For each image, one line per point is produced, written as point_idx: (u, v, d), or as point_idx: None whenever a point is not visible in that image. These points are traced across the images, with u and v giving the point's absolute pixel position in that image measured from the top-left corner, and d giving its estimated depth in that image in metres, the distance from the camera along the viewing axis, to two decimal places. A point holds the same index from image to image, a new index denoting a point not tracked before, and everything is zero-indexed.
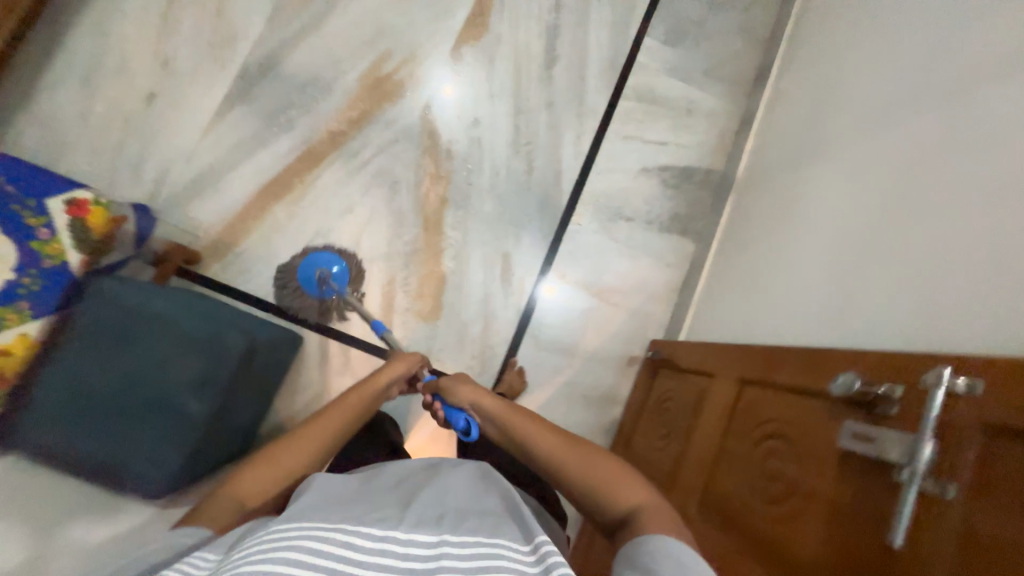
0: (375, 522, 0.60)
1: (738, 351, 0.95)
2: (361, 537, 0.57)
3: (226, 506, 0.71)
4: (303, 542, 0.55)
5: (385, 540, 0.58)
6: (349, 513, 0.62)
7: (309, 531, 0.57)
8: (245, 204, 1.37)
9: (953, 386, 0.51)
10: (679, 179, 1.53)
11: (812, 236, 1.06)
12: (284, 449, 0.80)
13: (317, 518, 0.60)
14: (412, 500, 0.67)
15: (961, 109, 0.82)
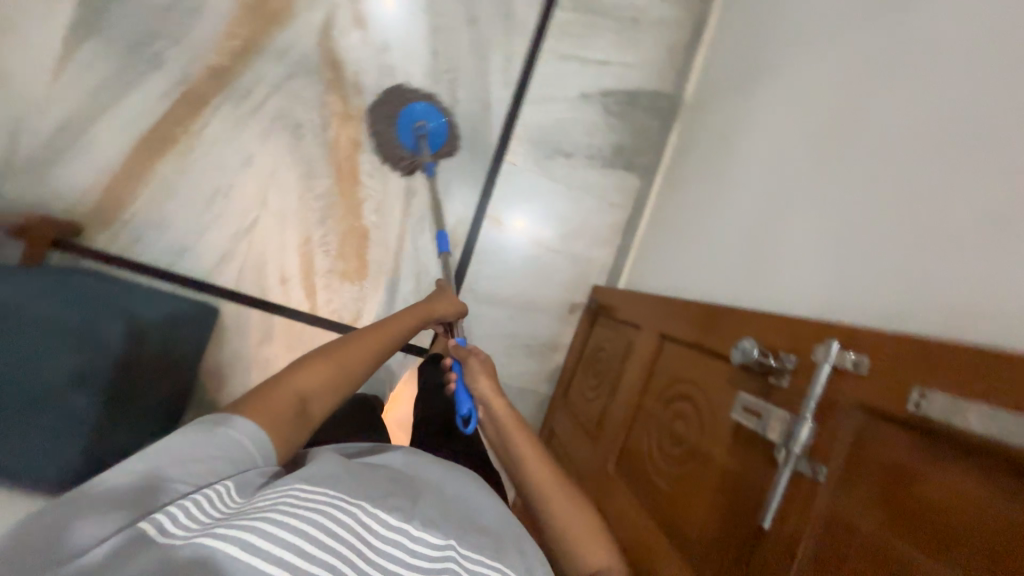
0: (393, 508, 0.53)
1: (661, 303, 0.91)
2: (372, 527, 0.50)
3: (282, 401, 0.61)
4: (322, 514, 0.48)
5: (398, 532, 0.51)
6: (369, 486, 0.56)
7: (327, 504, 0.50)
8: (122, 162, 1.19)
9: (839, 364, 0.47)
10: (624, 105, 1.37)
11: (745, 170, 0.95)
12: (351, 354, 0.71)
13: (335, 486, 0.53)
14: (424, 490, 0.60)
15: None
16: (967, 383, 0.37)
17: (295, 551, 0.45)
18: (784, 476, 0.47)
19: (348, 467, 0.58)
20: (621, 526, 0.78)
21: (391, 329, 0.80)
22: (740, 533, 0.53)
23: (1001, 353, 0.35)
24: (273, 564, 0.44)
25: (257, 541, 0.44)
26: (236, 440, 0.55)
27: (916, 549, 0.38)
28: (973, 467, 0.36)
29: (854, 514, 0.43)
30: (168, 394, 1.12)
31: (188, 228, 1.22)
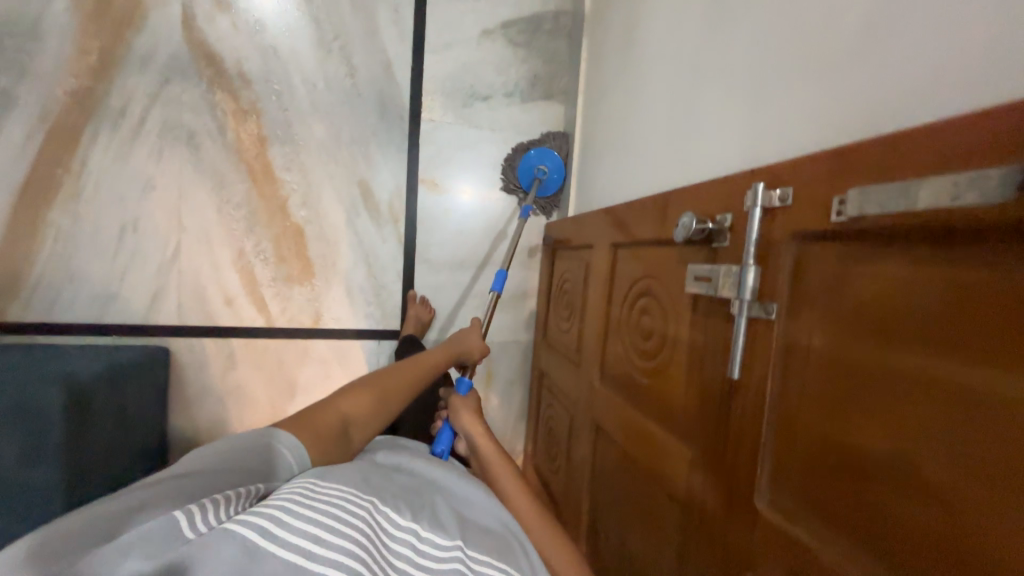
0: (406, 517, 0.64)
1: (608, 215, 0.90)
2: (384, 533, 0.60)
3: (328, 418, 0.73)
4: (345, 507, 0.57)
5: (406, 535, 0.62)
6: (383, 496, 0.66)
7: (349, 501, 0.58)
8: (6, 222, 1.07)
9: (768, 202, 0.47)
10: (527, 33, 1.32)
11: (653, 62, 0.93)
12: (388, 382, 0.85)
13: (353, 488, 0.62)
14: (431, 499, 0.72)
15: None
16: (873, 170, 0.37)
17: (320, 535, 0.52)
18: (741, 323, 0.49)
19: (364, 478, 0.67)
20: (615, 434, 0.81)
21: (422, 365, 0.93)
22: (717, 392, 0.54)
23: (900, 133, 0.35)
24: (297, 546, 0.50)
25: (288, 525, 0.51)
26: (282, 451, 0.64)
27: (873, 347, 0.38)
28: (902, 248, 0.36)
29: (814, 336, 0.43)
30: (140, 447, 1.07)
31: (107, 274, 1.13)
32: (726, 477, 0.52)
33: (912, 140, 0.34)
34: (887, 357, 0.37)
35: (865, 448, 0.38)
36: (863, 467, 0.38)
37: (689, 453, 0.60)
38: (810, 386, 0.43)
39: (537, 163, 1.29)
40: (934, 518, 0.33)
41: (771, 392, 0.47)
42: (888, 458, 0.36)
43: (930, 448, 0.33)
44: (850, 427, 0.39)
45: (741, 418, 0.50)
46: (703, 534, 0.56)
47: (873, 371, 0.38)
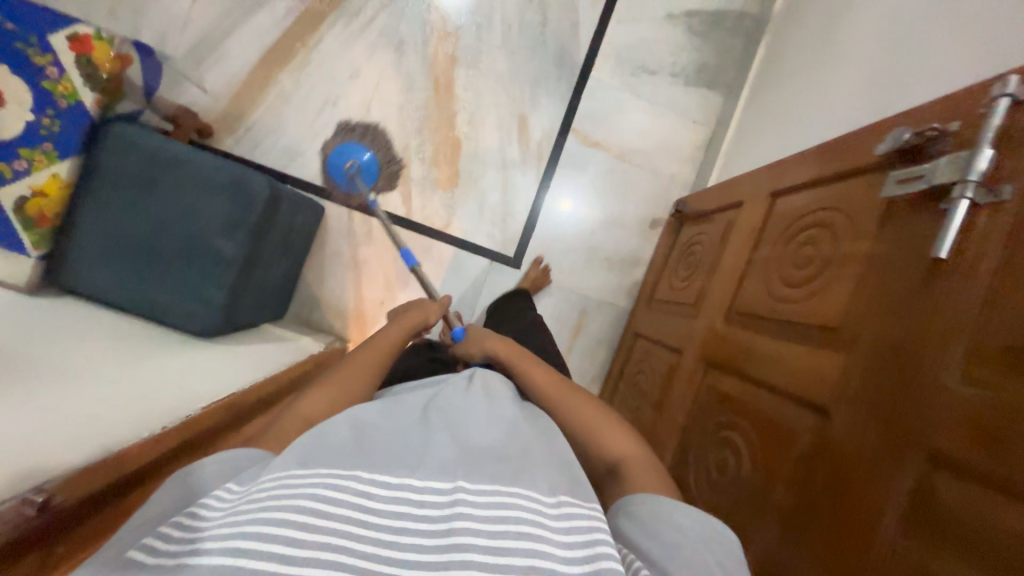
0: (399, 467, 0.50)
1: (771, 170, 0.92)
2: (376, 487, 0.47)
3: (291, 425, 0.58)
4: (314, 493, 0.44)
5: (399, 490, 0.47)
6: (365, 448, 0.51)
7: (318, 480, 0.46)
8: (249, 72, 1.32)
9: (1020, 93, 0.48)
10: (709, 26, 1.38)
11: (851, 43, 0.94)
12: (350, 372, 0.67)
13: (327, 462, 0.48)
14: (431, 429, 0.55)
15: None
16: None
17: (291, 537, 0.41)
18: (961, 205, 0.49)
19: (344, 430, 0.53)
20: (733, 365, 0.80)
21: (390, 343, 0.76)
22: (901, 286, 0.54)
23: None
24: (270, 552, 0.39)
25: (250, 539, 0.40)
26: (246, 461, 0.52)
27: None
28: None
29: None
30: (282, 272, 1.19)
31: (301, 135, 1.34)
32: (897, 367, 0.51)
33: None
34: None
35: None
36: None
37: (842, 357, 0.58)
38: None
39: (350, 156, 1.25)
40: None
41: (982, 271, 0.46)
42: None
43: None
44: None
45: (932, 302, 0.50)
46: (849, 434, 0.53)
47: None
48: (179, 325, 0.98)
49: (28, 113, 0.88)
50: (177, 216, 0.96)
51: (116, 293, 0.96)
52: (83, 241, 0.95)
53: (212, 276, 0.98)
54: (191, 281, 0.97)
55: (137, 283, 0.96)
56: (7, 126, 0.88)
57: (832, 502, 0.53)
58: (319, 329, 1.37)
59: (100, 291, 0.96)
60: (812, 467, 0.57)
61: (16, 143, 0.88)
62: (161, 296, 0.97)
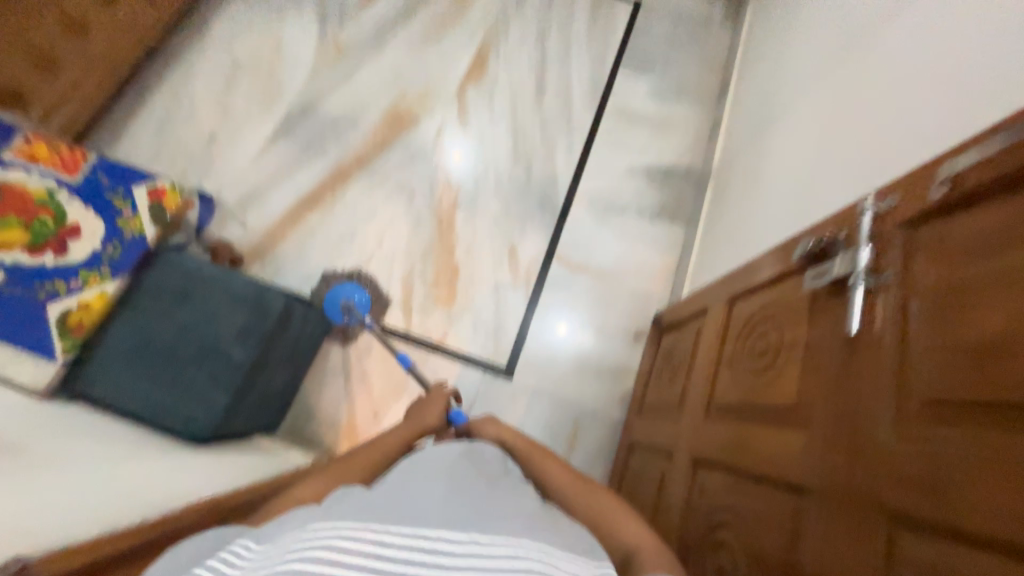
0: (410, 516, 0.49)
1: (724, 280, 1.06)
2: (388, 536, 0.46)
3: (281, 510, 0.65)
4: (329, 543, 0.45)
5: (413, 539, 0.46)
6: (379, 502, 0.51)
7: (331, 533, 0.47)
8: (284, 215, 1.58)
9: (878, 207, 0.63)
10: (663, 176, 1.69)
11: (772, 184, 1.17)
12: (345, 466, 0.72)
13: (341, 516, 0.49)
14: (445, 484, 0.54)
15: (862, 63, 0.98)
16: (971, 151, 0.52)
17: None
18: (859, 287, 0.59)
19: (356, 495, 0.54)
20: (715, 455, 0.81)
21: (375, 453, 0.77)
22: (833, 360, 0.62)
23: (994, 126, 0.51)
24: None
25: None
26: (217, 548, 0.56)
27: (976, 264, 0.49)
28: (987, 199, 0.50)
29: (924, 278, 0.54)
30: (285, 382, 1.25)
31: (321, 262, 1.54)
32: (849, 430, 0.55)
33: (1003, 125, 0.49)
34: (1001, 271, 0.46)
35: (981, 349, 0.46)
36: (987, 353, 0.45)
37: (801, 430, 0.63)
38: (928, 316, 0.52)
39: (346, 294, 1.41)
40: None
41: (887, 339, 0.55)
42: (1005, 335, 0.44)
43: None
44: (968, 338, 0.47)
45: (860, 369, 0.57)
46: (821, 504, 0.55)
47: (991, 294, 0.46)
48: (179, 430, 1.02)
49: (96, 242, 1.06)
50: (199, 326, 1.08)
51: (127, 397, 1.03)
52: (110, 348, 1.05)
53: (219, 381, 1.05)
54: (199, 385, 1.04)
55: (149, 387, 1.03)
56: (77, 253, 1.05)
57: None
58: (310, 443, 1.38)
59: (111, 395, 1.02)
60: (797, 549, 0.57)
61: (78, 266, 1.04)
62: (166, 401, 1.03)
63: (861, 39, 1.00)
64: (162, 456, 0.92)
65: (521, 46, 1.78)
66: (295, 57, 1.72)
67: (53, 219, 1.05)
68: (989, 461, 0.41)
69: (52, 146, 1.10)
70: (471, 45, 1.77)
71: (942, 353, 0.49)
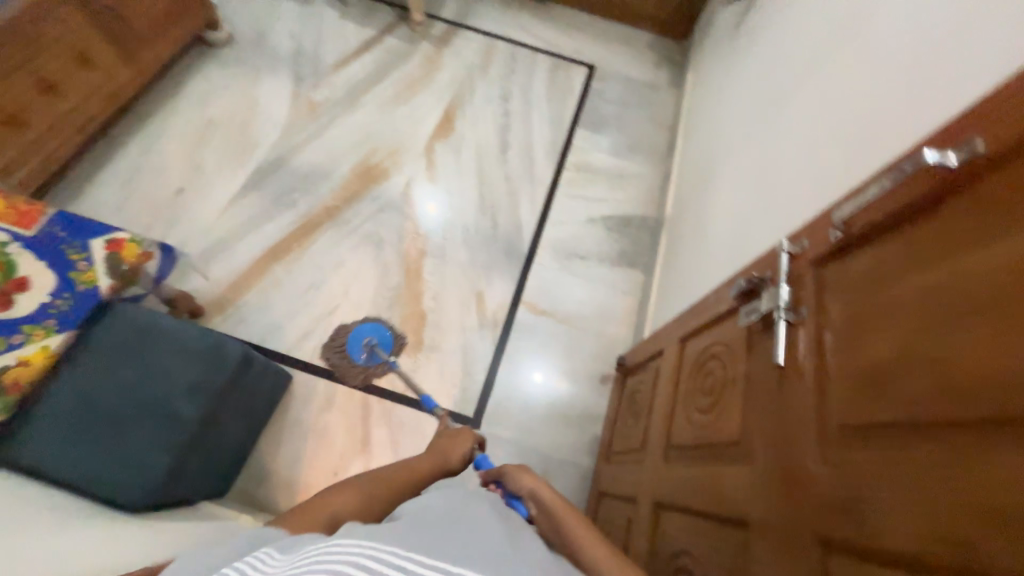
0: (430, 547, 0.47)
1: (676, 320, 1.12)
2: (406, 561, 0.45)
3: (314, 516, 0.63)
4: (350, 557, 0.45)
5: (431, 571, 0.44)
6: (403, 531, 0.50)
7: (353, 550, 0.46)
8: (249, 266, 1.58)
9: (793, 249, 0.70)
10: (621, 225, 1.80)
11: (714, 231, 1.27)
12: (376, 483, 0.72)
13: (365, 536, 0.48)
14: (469, 526, 0.52)
15: (779, 126, 1.11)
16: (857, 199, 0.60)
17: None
18: (781, 323, 0.65)
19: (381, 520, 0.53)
20: (674, 495, 0.82)
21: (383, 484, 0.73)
22: (768, 391, 0.66)
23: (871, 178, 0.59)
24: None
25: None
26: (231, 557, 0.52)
27: (871, 297, 0.55)
28: (875, 239, 0.57)
29: (834, 311, 0.60)
30: (238, 438, 1.20)
31: (284, 312, 1.53)
32: (785, 459, 0.58)
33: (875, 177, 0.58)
34: (893, 302, 0.52)
35: (881, 373, 0.50)
36: (886, 377, 0.49)
37: (746, 463, 0.65)
38: (840, 345, 0.57)
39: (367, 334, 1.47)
40: (933, 376, 0.44)
41: (809, 368, 0.60)
42: (897, 358, 0.49)
43: (922, 333, 0.47)
44: (871, 363, 0.52)
45: (791, 398, 0.61)
46: (767, 537, 0.56)
47: (886, 323, 0.52)
48: (113, 496, 0.96)
49: (44, 295, 1.04)
50: (145, 381, 1.04)
51: (60, 460, 0.96)
52: (47, 408, 1.00)
53: (164, 439, 1.00)
54: (141, 445, 0.99)
55: (86, 448, 0.97)
56: (22, 307, 1.02)
57: None
58: (262, 507, 1.29)
59: (43, 459, 0.96)
60: None
61: (21, 320, 1.01)
62: (102, 464, 0.97)
63: (778, 107, 1.14)
64: (84, 527, 0.85)
65: (486, 109, 1.92)
66: (269, 117, 1.80)
67: (1, 271, 1.03)
68: (896, 478, 0.44)
69: (9, 201, 1.10)
70: (439, 108, 1.90)
71: (852, 378, 0.54)
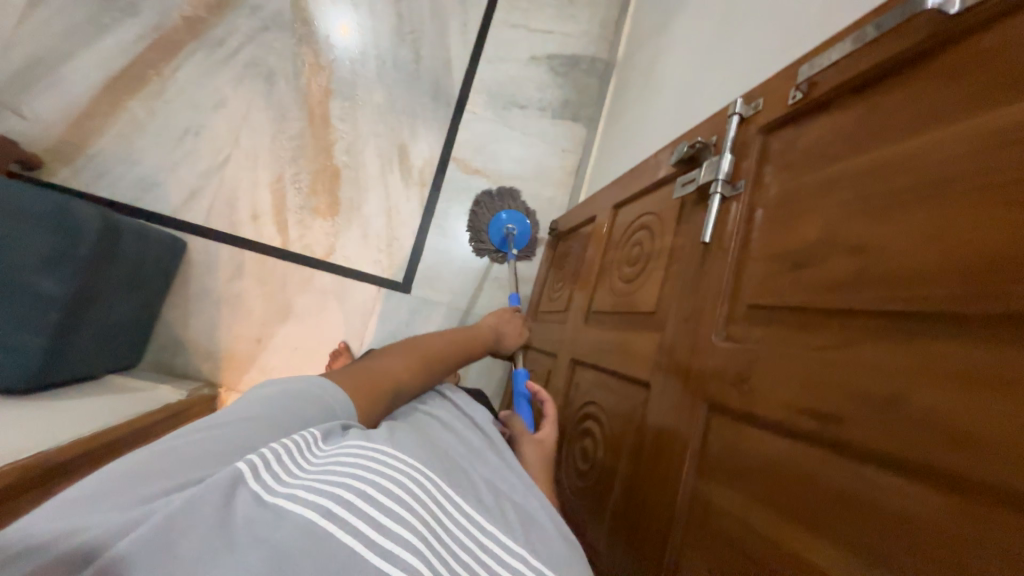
0: (469, 501, 0.44)
1: (613, 185, 1.05)
2: (451, 507, 0.41)
3: (379, 382, 0.56)
4: (406, 477, 0.39)
5: (470, 523, 0.41)
6: (442, 466, 0.46)
7: (410, 470, 0.40)
8: (89, 100, 1.21)
9: (744, 111, 0.63)
10: (567, 67, 1.55)
11: (667, 82, 1.12)
12: (426, 348, 0.68)
13: (414, 454, 0.43)
14: (490, 486, 0.50)
15: None
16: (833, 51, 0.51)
17: (380, 518, 0.34)
18: (716, 198, 0.62)
19: (421, 440, 0.48)
20: (589, 356, 0.88)
21: (422, 359, 0.66)
22: (689, 267, 0.65)
23: (850, 26, 0.50)
24: (357, 528, 0.33)
25: (349, 501, 0.34)
26: (289, 419, 0.44)
27: (812, 175, 0.51)
28: (836, 105, 0.50)
29: (772, 186, 0.56)
30: (129, 312, 1.09)
31: (157, 166, 1.25)
32: (694, 332, 0.60)
33: (859, 24, 0.48)
34: (833, 180, 0.48)
35: (802, 257, 0.49)
36: (806, 260, 0.49)
37: (656, 334, 0.68)
38: (769, 224, 0.55)
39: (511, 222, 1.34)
40: (855, 263, 0.43)
41: (734, 247, 0.58)
42: (823, 242, 0.47)
43: (853, 216, 0.45)
44: (793, 244, 0.51)
45: (710, 275, 0.61)
46: (666, 399, 0.62)
47: (821, 202, 0.49)
48: None
49: None
50: None
51: None
52: None
53: (25, 318, 0.87)
54: None
55: None
56: None
57: (656, 465, 0.60)
58: (182, 375, 1.25)
59: None
60: (642, 436, 0.65)
61: None
62: None
63: None
64: None
65: None
66: None
67: None
68: (791, 357, 0.47)
69: None
70: None
71: (772, 259, 0.53)
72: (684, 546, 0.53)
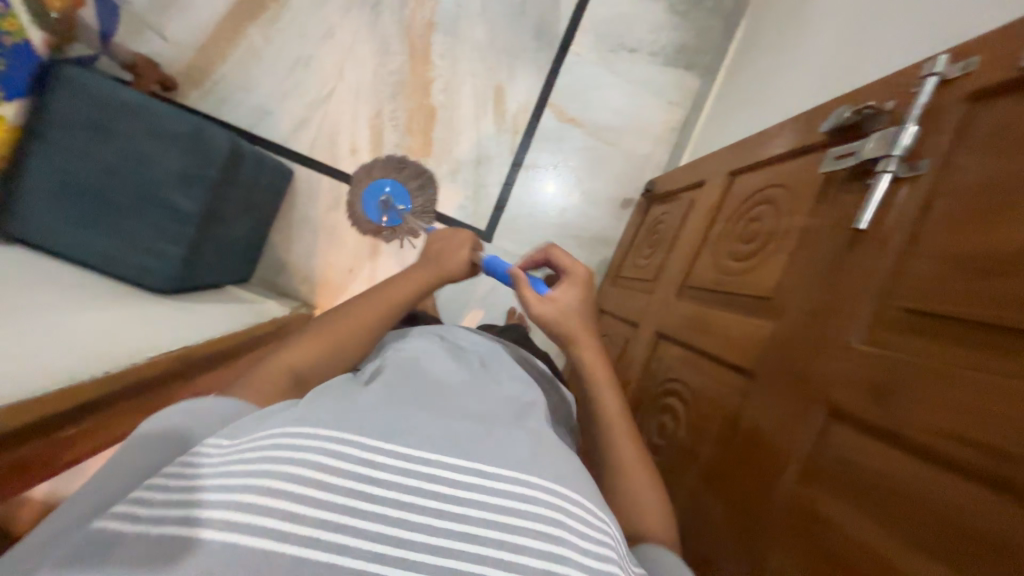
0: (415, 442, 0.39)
1: (731, 149, 0.93)
2: (387, 458, 0.37)
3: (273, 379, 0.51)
4: (313, 455, 0.36)
5: (416, 472, 0.38)
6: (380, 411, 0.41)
7: (317, 442, 0.37)
8: (215, 25, 1.27)
9: (945, 72, 0.50)
10: (690, 4, 1.36)
11: (818, 28, 0.95)
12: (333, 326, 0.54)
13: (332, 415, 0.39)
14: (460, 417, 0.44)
15: None
16: None
17: (284, 511, 0.33)
18: (883, 179, 0.52)
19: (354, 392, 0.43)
20: (678, 332, 0.84)
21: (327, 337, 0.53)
22: (827, 254, 0.58)
23: None
24: (259, 530, 0.32)
25: (245, 504, 0.33)
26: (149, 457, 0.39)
27: None
28: None
29: (970, 169, 0.46)
30: (244, 232, 1.20)
31: (270, 94, 1.31)
32: (822, 326, 0.54)
33: None
34: None
35: (997, 263, 0.41)
36: (1003, 264, 0.40)
37: (769, 324, 0.62)
38: (956, 217, 0.46)
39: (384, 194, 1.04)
40: None
41: (898, 243, 0.50)
42: None
43: None
44: (978, 241, 0.43)
45: (856, 266, 0.53)
46: (771, 394, 0.57)
47: None
48: (132, 277, 1.01)
49: None
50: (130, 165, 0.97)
51: (62, 241, 0.98)
52: (31, 186, 0.96)
53: (169, 229, 1.00)
54: (147, 232, 0.99)
55: (89, 230, 0.98)
56: None
57: (752, 464, 0.57)
58: (285, 292, 1.39)
59: (38, 237, 0.97)
60: (734, 425, 0.62)
61: None
62: (116, 246, 0.99)
63: None
64: (116, 302, 0.91)
65: None
66: None
67: None
68: (949, 377, 0.40)
69: None
70: None
71: (944, 258, 0.45)
72: (771, 543, 0.51)
